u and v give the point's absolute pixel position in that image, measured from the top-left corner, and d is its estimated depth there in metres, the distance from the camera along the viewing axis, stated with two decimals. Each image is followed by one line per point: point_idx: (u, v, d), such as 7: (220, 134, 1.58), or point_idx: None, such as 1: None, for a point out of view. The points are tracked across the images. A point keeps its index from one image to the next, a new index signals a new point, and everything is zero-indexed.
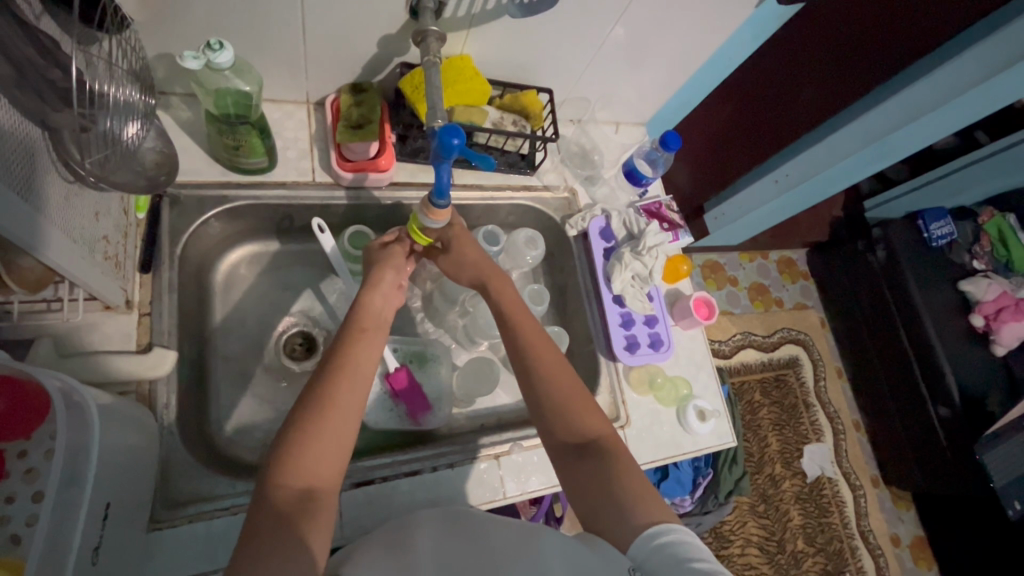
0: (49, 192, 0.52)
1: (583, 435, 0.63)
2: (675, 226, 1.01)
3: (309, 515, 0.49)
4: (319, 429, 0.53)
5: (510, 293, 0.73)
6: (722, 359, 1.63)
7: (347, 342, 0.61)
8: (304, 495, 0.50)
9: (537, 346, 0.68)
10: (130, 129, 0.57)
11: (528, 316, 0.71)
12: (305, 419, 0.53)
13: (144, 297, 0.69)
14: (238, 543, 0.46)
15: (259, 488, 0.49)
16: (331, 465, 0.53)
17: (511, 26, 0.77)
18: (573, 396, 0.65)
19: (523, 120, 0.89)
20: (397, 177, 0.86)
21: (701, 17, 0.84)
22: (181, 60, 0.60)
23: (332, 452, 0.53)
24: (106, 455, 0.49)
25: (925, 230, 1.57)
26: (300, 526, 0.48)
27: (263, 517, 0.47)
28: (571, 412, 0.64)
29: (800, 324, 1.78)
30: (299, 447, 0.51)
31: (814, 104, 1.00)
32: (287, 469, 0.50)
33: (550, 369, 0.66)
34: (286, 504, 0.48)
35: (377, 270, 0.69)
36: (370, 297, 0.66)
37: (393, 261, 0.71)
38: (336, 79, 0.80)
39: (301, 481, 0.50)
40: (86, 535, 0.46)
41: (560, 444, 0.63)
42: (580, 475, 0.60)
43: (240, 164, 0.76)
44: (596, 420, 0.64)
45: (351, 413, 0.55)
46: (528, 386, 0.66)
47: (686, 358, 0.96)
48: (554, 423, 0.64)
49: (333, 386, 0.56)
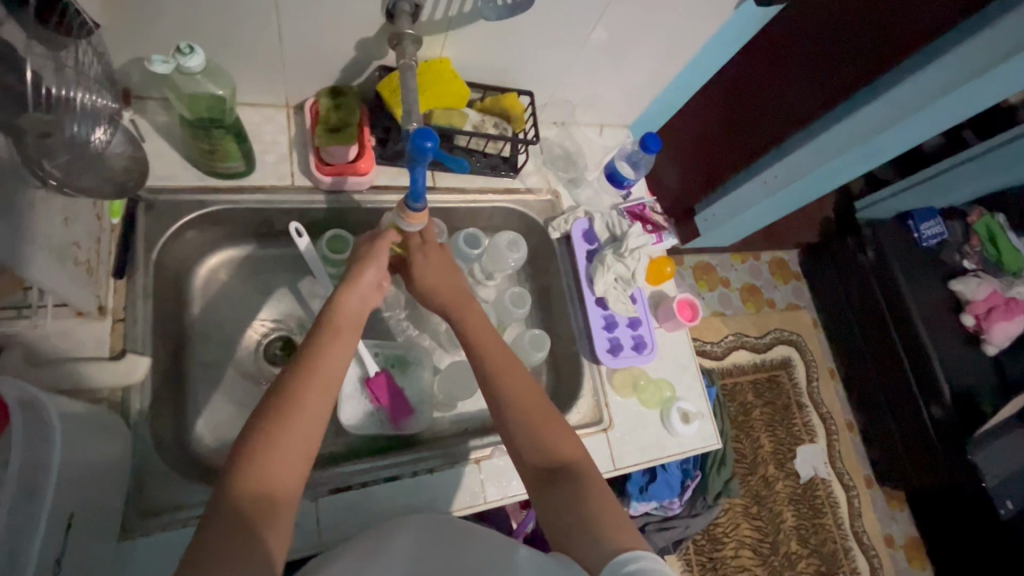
0: (22, 204, 0.51)
1: (553, 457, 0.62)
2: (659, 228, 1.02)
3: (267, 520, 0.48)
4: (286, 434, 0.52)
5: (477, 317, 0.72)
6: (713, 361, 1.63)
7: (318, 341, 0.60)
8: (266, 500, 0.49)
9: (504, 369, 0.67)
10: (98, 133, 0.58)
11: (495, 341, 0.70)
12: (272, 422, 0.53)
13: (119, 304, 0.69)
14: (192, 546, 0.45)
15: (218, 491, 0.49)
16: (294, 469, 0.52)
17: (489, 29, 0.76)
18: (541, 419, 0.64)
19: (504, 123, 0.88)
20: (378, 181, 0.86)
21: (680, 18, 0.84)
22: (150, 64, 0.60)
23: (295, 456, 0.52)
24: (72, 463, 0.49)
25: (915, 231, 1.59)
26: (255, 533, 0.47)
27: (220, 523, 0.47)
28: (541, 434, 0.63)
29: (792, 325, 1.78)
30: (263, 449, 0.51)
31: (800, 103, 1.00)
32: (250, 472, 0.50)
33: (521, 392, 0.66)
34: (245, 510, 0.48)
35: (359, 267, 0.68)
36: (346, 298, 0.65)
37: (377, 253, 0.70)
38: (314, 83, 0.80)
39: (263, 486, 0.50)
40: (47, 544, 0.45)
41: (527, 467, 0.63)
42: (556, 494, 0.59)
43: (217, 169, 0.76)
44: (569, 442, 0.64)
45: (318, 415, 0.55)
46: (495, 410, 0.66)
47: (670, 360, 0.96)
48: (526, 446, 0.63)
49: (303, 387, 0.56)
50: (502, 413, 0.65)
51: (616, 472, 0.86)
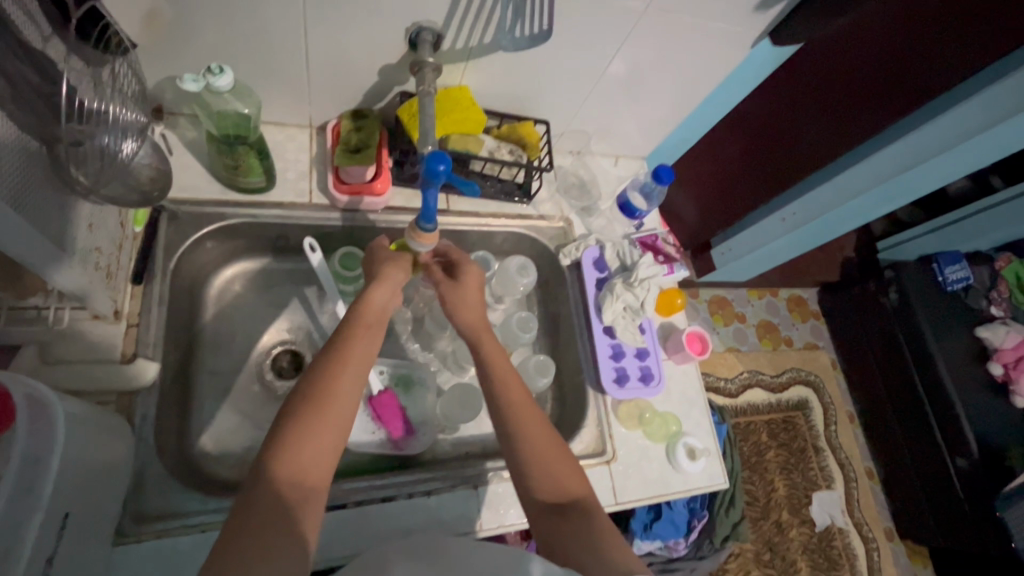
0: (42, 204, 0.53)
1: (563, 494, 0.61)
2: (671, 259, 1.02)
3: (301, 510, 0.50)
4: (319, 424, 0.54)
5: (495, 347, 0.71)
6: (726, 398, 1.58)
7: (346, 334, 0.62)
8: (298, 490, 0.51)
9: (514, 398, 0.66)
10: (126, 146, 0.60)
11: (507, 369, 0.69)
12: (305, 413, 0.55)
13: (134, 309, 0.71)
14: (230, 525, 0.48)
15: (254, 479, 0.51)
16: (324, 464, 0.54)
17: (507, 60, 0.79)
18: (552, 456, 0.63)
19: (519, 150, 0.90)
20: (393, 202, 0.88)
21: (696, 54, 0.86)
22: (182, 82, 0.64)
23: (327, 450, 0.54)
24: (73, 461, 0.50)
25: (938, 275, 1.56)
26: (293, 517, 0.49)
27: (258, 508, 0.49)
28: (553, 473, 0.62)
29: (810, 365, 1.72)
30: (297, 441, 0.53)
31: (820, 140, 1.00)
32: (283, 461, 0.52)
33: (530, 421, 0.64)
34: (284, 496, 0.50)
35: (387, 267, 0.70)
36: (377, 291, 0.67)
37: (398, 261, 0.71)
38: (337, 106, 0.83)
39: (295, 477, 0.51)
40: (41, 542, 0.46)
41: (534, 503, 0.61)
42: (563, 528, 0.58)
43: (239, 183, 0.79)
44: (576, 479, 0.63)
45: (348, 408, 0.57)
46: (507, 446, 0.64)
47: (677, 394, 0.95)
48: (538, 479, 0.62)
49: (335, 380, 0.58)
50: (515, 442, 0.63)
51: (617, 506, 0.83)
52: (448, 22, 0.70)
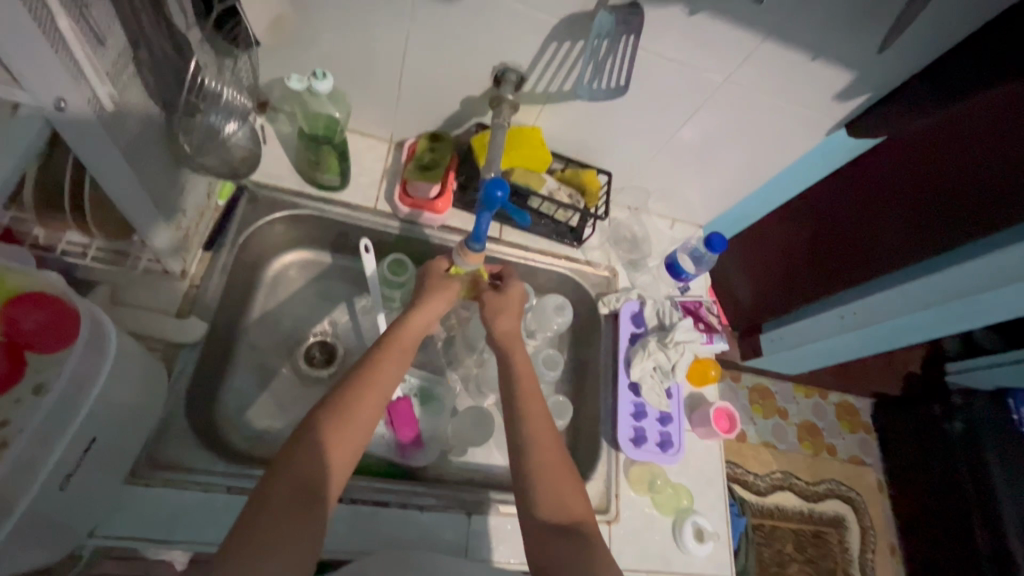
0: (154, 161, 0.60)
1: (565, 515, 0.60)
2: (711, 329, 1.00)
3: (310, 508, 0.52)
4: (340, 434, 0.57)
5: (523, 359, 0.72)
6: (753, 495, 1.47)
7: (378, 353, 0.66)
8: (312, 490, 0.53)
9: (530, 412, 0.66)
10: (230, 126, 0.69)
11: (532, 389, 0.69)
12: (332, 420, 0.57)
13: (198, 272, 0.78)
14: (245, 514, 0.50)
15: (270, 471, 0.53)
16: (339, 471, 0.56)
17: (582, 109, 0.83)
18: (556, 474, 0.63)
19: (578, 195, 0.94)
20: (449, 222, 0.92)
21: (767, 132, 0.87)
22: (289, 80, 0.72)
23: (344, 457, 0.56)
24: (112, 392, 0.55)
25: (1014, 411, 1.38)
26: (305, 515, 0.51)
27: (272, 502, 0.51)
28: (559, 493, 0.61)
29: (853, 481, 1.57)
30: (317, 444, 0.55)
31: (891, 243, 0.94)
32: (302, 460, 0.54)
33: (543, 446, 0.64)
34: (292, 492, 0.52)
35: (427, 296, 0.74)
36: (417, 317, 0.71)
37: (443, 292, 0.75)
38: (417, 126, 0.90)
39: (309, 475, 0.53)
40: (64, 458, 0.50)
41: (537, 522, 0.60)
42: (559, 547, 0.57)
43: (315, 178, 0.87)
44: (580, 502, 0.62)
45: (369, 421, 0.60)
46: (515, 461, 0.64)
47: (696, 468, 0.90)
48: (540, 496, 0.61)
49: (361, 393, 0.61)
50: (520, 469, 0.63)
51: None
52: (533, 65, 0.75)
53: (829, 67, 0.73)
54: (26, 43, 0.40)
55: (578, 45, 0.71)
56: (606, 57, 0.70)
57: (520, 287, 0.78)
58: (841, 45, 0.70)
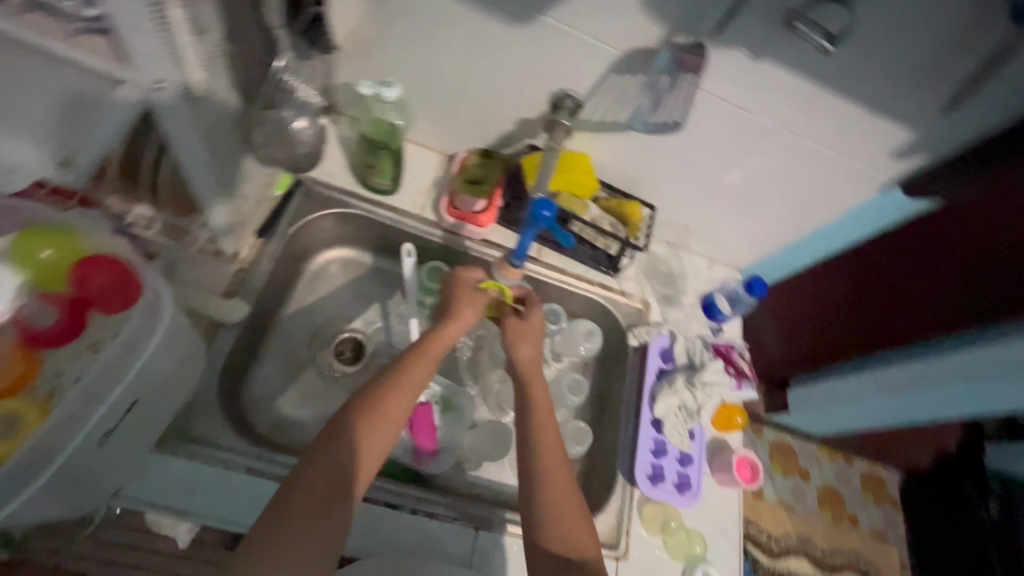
0: (225, 148, 0.64)
1: (574, 550, 0.60)
2: (741, 375, 0.98)
3: (334, 506, 0.53)
4: (369, 435, 0.58)
5: (541, 384, 0.72)
6: (763, 553, 1.25)
7: (408, 358, 0.67)
8: (338, 487, 0.54)
9: (546, 441, 0.66)
10: (300, 120, 0.72)
11: (549, 420, 0.68)
12: (365, 420, 0.59)
13: (248, 256, 0.82)
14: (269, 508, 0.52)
15: (297, 466, 0.55)
16: (369, 469, 0.58)
17: (633, 140, 0.84)
18: (567, 507, 0.62)
19: (620, 224, 0.95)
20: (490, 237, 0.94)
21: (816, 181, 0.87)
22: (360, 84, 0.81)
23: (372, 457, 0.58)
24: (159, 359, 0.57)
25: None
26: (327, 511, 0.53)
27: (297, 498, 0.52)
28: (570, 529, 0.61)
29: (875, 558, 1.35)
30: (347, 444, 0.57)
31: (932, 310, 0.87)
32: (328, 458, 0.55)
33: (558, 481, 0.63)
34: (320, 489, 0.53)
35: (459, 306, 0.75)
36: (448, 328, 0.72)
37: (475, 301, 0.76)
38: (471, 141, 0.93)
39: (334, 473, 0.55)
40: (107, 416, 0.52)
41: (544, 555, 0.60)
42: None
43: (368, 181, 0.90)
44: (591, 540, 0.61)
45: (396, 424, 0.61)
46: (524, 490, 0.64)
47: (711, 515, 0.88)
48: (549, 528, 0.61)
49: (389, 395, 0.62)
50: (532, 493, 0.63)
51: None
52: (591, 93, 0.77)
53: (887, 123, 0.73)
54: (140, 31, 0.44)
55: (637, 78, 0.73)
56: (663, 94, 0.73)
57: (540, 315, 0.79)
58: (902, 104, 0.70)
